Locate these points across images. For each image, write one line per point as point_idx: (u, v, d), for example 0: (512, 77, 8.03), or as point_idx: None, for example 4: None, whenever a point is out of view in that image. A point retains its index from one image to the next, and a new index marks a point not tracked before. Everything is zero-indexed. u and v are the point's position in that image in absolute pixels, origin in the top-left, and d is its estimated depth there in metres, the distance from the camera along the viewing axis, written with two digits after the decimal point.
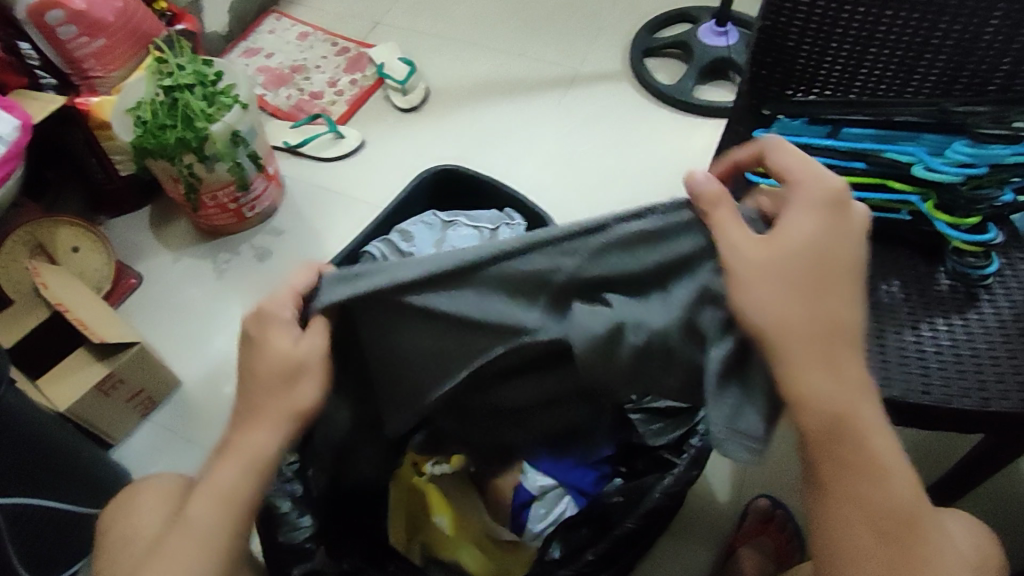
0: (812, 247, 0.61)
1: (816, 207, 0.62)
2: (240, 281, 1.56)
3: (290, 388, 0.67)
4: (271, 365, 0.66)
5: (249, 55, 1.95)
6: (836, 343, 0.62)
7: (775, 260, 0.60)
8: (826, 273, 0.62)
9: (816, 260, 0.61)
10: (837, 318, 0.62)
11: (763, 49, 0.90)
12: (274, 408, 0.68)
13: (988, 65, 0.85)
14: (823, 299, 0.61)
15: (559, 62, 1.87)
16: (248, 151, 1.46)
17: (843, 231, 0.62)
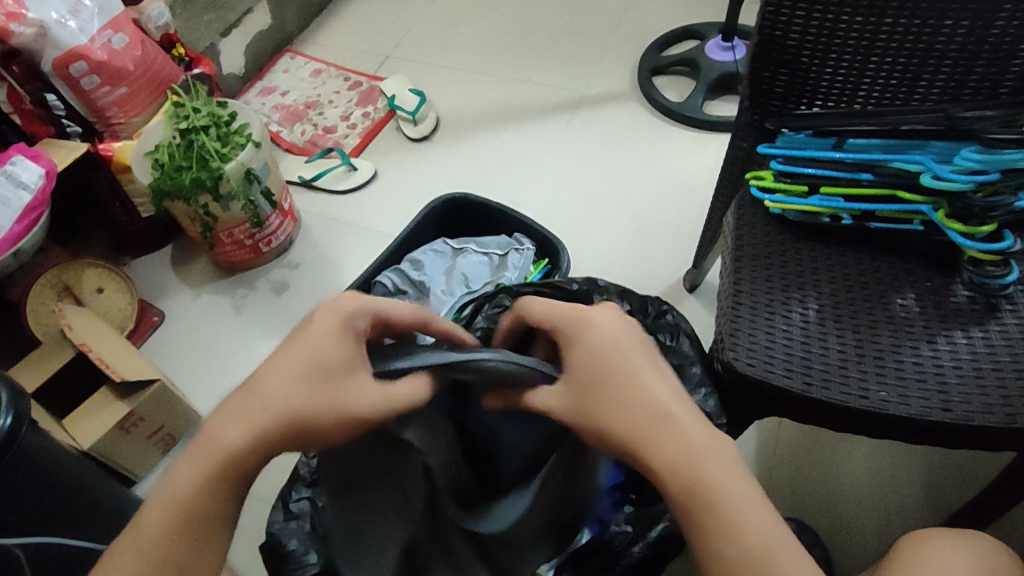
0: (599, 365, 0.59)
1: (581, 331, 0.61)
2: (258, 316, 1.58)
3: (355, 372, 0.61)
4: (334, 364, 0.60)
5: (264, 94, 2.01)
6: (648, 428, 0.56)
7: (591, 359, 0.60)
8: (612, 377, 0.58)
9: (595, 370, 0.59)
10: (624, 417, 0.57)
11: (762, 63, 0.90)
12: (321, 373, 0.59)
13: (997, 69, 0.83)
14: (597, 409, 0.58)
15: (566, 87, 1.89)
16: (262, 188, 1.48)
17: (636, 337, 0.61)
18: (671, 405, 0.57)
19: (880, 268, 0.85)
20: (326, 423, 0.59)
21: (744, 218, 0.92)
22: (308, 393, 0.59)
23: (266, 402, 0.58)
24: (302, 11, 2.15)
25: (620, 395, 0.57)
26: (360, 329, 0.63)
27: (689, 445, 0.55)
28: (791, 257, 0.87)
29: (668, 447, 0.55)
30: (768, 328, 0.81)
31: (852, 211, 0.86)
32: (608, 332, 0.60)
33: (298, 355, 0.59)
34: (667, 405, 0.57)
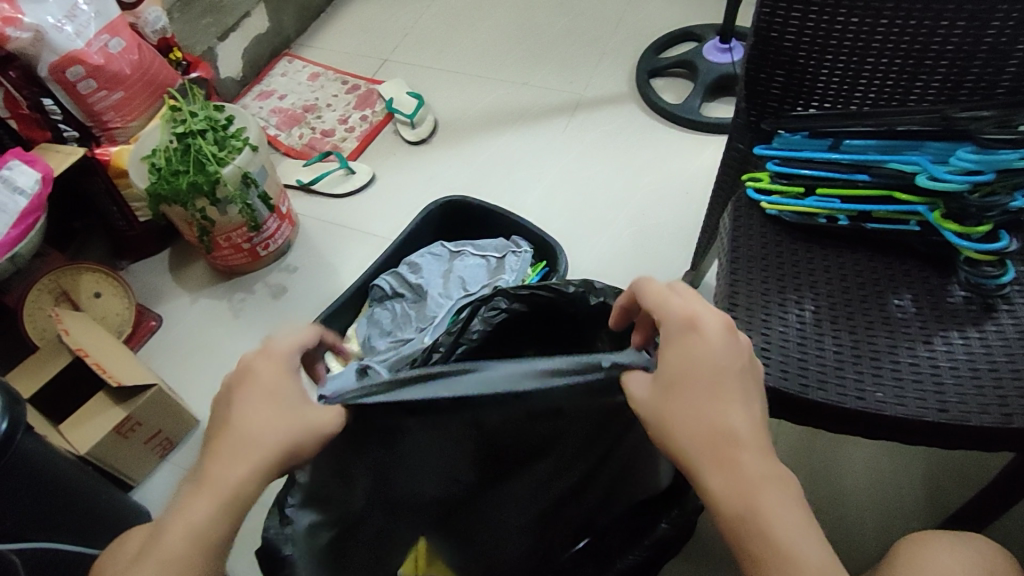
0: (691, 369, 0.58)
1: (683, 335, 0.59)
2: (256, 321, 1.57)
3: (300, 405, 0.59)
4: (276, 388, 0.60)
5: (262, 98, 2.01)
6: (717, 447, 0.55)
7: (684, 364, 0.58)
8: (696, 387, 0.57)
9: (676, 378, 0.58)
10: (698, 431, 0.56)
11: (758, 65, 0.91)
12: (270, 397, 0.60)
13: (992, 71, 0.83)
14: (676, 412, 0.57)
15: (564, 90, 1.89)
16: (259, 192, 1.48)
17: (736, 350, 0.59)
18: (749, 432, 0.56)
19: (877, 269, 0.85)
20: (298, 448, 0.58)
21: (741, 220, 0.92)
22: (280, 425, 0.58)
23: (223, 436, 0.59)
24: (300, 15, 2.15)
25: (696, 414, 0.56)
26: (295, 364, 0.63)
27: (750, 473, 0.54)
28: (788, 259, 0.87)
29: (731, 471, 0.55)
30: (765, 330, 0.81)
31: (848, 212, 0.86)
32: (712, 339, 0.58)
33: (256, 396, 0.60)
34: (739, 430, 0.56)
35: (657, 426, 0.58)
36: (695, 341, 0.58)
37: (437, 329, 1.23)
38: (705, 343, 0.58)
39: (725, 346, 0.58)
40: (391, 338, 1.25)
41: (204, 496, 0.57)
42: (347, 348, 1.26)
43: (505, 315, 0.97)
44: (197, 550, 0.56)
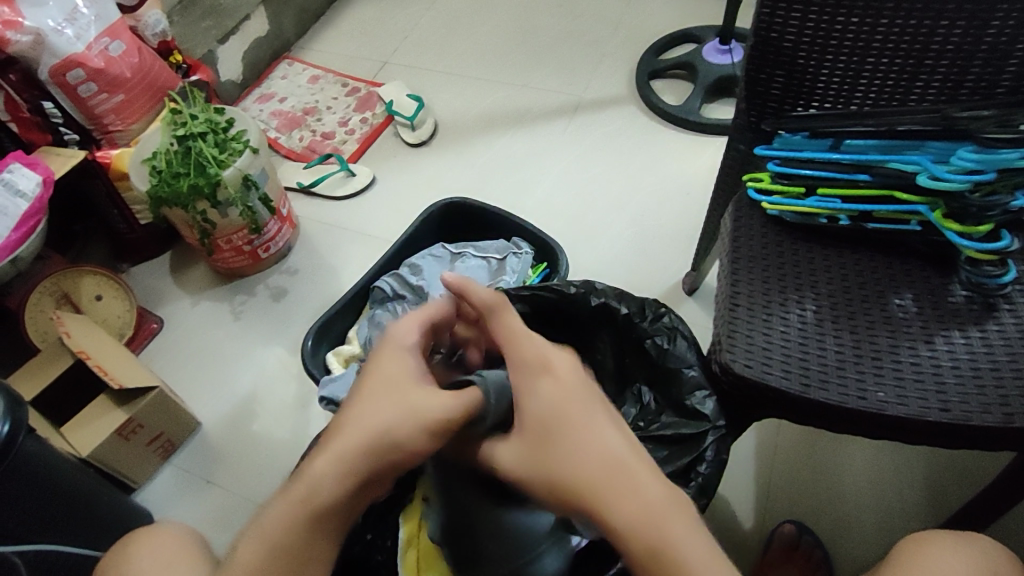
0: (548, 412, 0.58)
1: (537, 375, 0.60)
2: (257, 323, 1.58)
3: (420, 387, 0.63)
4: (395, 374, 0.64)
5: (263, 100, 2.01)
6: (592, 483, 0.54)
7: (547, 402, 0.58)
8: (556, 427, 0.56)
9: (545, 419, 0.57)
10: (575, 469, 0.55)
11: (759, 65, 0.91)
12: (395, 384, 0.63)
13: (992, 70, 0.84)
14: (547, 454, 0.56)
15: (564, 92, 1.89)
16: (260, 195, 1.48)
17: (581, 383, 0.59)
18: (623, 455, 0.54)
19: (878, 269, 0.85)
20: (415, 432, 0.60)
21: (741, 221, 0.92)
22: (393, 411, 0.60)
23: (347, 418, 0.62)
24: (300, 18, 2.16)
25: (572, 447, 0.55)
26: (406, 345, 0.67)
27: (636, 499, 0.53)
28: (789, 259, 0.87)
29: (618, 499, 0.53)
30: (767, 330, 0.81)
31: (849, 212, 0.86)
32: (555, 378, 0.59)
33: (386, 377, 0.63)
34: (618, 456, 0.55)
35: (533, 474, 0.57)
36: (554, 381, 0.59)
37: None
38: (559, 381, 0.59)
39: (577, 382, 0.59)
40: None
41: (329, 463, 0.59)
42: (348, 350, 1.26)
43: None
44: (304, 537, 0.59)
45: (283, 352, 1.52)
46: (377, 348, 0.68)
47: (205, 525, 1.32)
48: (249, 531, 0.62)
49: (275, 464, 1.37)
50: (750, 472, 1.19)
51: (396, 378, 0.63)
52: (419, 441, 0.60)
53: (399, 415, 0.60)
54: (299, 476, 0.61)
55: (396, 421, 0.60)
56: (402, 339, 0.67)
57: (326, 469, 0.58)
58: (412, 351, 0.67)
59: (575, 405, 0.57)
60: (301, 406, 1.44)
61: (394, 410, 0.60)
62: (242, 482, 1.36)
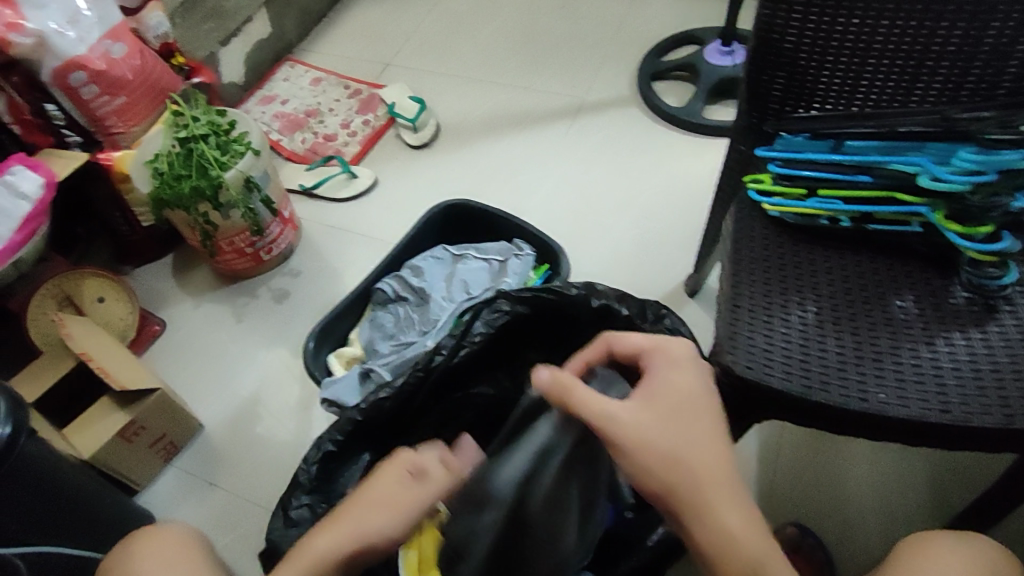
0: (690, 396, 0.67)
1: (680, 370, 0.69)
2: (260, 324, 1.58)
3: (403, 490, 0.71)
4: (382, 485, 0.71)
5: (265, 102, 2.02)
6: (709, 475, 0.62)
7: (691, 397, 0.67)
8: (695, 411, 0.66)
9: (688, 409, 0.66)
10: (704, 453, 0.64)
11: (759, 67, 0.92)
12: (381, 494, 0.70)
13: (993, 72, 0.84)
14: (677, 430, 0.64)
15: (566, 94, 1.89)
16: (262, 197, 1.48)
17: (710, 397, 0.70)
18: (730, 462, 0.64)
19: (879, 270, 0.85)
20: (393, 535, 0.69)
21: (741, 222, 0.92)
22: (378, 518, 0.69)
23: (335, 521, 0.70)
24: (302, 20, 2.17)
25: (712, 441, 0.64)
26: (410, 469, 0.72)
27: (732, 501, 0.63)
28: (790, 260, 0.87)
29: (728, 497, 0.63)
30: (767, 331, 0.80)
31: (850, 214, 0.86)
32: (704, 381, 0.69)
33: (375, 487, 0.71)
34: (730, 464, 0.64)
35: (672, 450, 0.63)
36: (694, 379, 0.68)
37: (440, 332, 1.23)
38: (701, 383, 0.68)
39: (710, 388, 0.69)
40: (393, 341, 1.25)
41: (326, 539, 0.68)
42: (350, 351, 1.27)
43: (508, 317, 0.97)
44: None
45: (285, 354, 1.52)
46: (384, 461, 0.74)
47: (207, 527, 1.33)
48: None
49: (276, 465, 1.38)
50: (751, 473, 1.19)
51: (388, 485, 0.71)
52: (391, 541, 0.69)
53: (384, 522, 0.69)
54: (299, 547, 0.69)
55: (377, 529, 0.68)
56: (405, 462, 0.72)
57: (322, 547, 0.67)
58: (410, 473, 0.72)
59: (708, 408, 0.66)
60: (302, 408, 1.44)
61: (380, 519, 0.69)
62: (244, 483, 1.36)
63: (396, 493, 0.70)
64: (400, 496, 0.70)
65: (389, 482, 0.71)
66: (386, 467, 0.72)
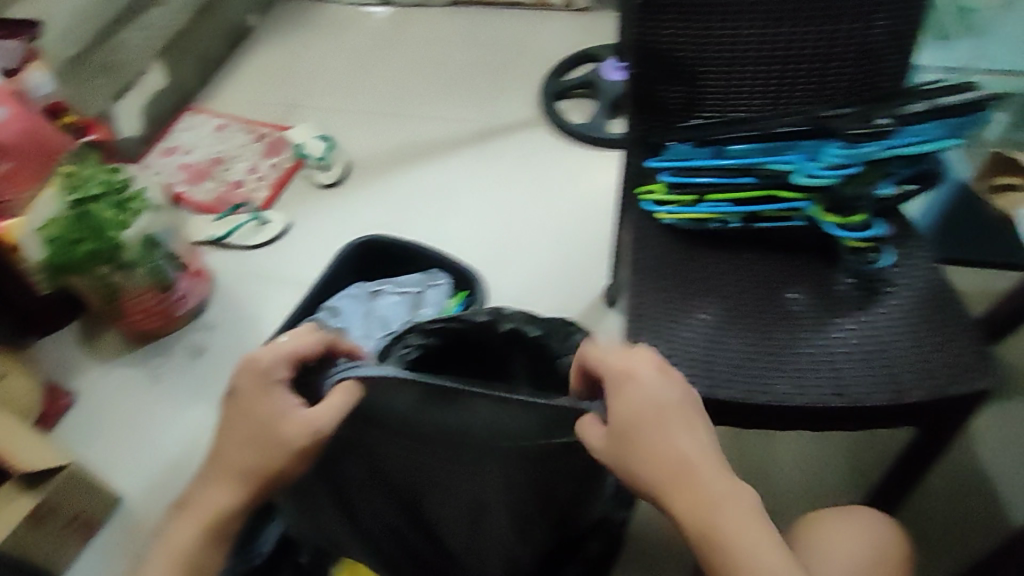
0: (638, 416, 0.67)
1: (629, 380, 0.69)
2: (178, 384, 1.50)
3: (278, 402, 0.76)
4: (262, 399, 0.76)
5: (168, 154, 1.96)
6: (683, 482, 0.66)
7: (643, 410, 0.67)
8: (647, 439, 0.67)
9: (637, 428, 0.67)
10: (660, 472, 0.66)
11: (640, 82, 0.95)
12: (263, 412, 0.76)
13: (849, 70, 0.93)
14: (640, 455, 0.66)
15: (473, 120, 1.91)
16: (166, 252, 1.44)
17: (669, 393, 0.69)
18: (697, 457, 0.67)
19: (771, 266, 0.88)
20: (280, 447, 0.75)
21: (640, 232, 0.94)
22: (263, 432, 0.75)
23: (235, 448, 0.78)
24: (199, 68, 2.15)
25: (671, 448, 0.66)
26: (276, 378, 0.76)
27: (720, 508, 0.65)
28: (687, 265, 0.89)
29: (711, 502, 0.65)
30: (669, 337, 0.82)
31: (738, 215, 0.89)
32: (653, 389, 0.68)
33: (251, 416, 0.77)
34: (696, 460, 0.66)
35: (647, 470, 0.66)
36: (642, 385, 0.69)
37: None
38: (651, 386, 0.68)
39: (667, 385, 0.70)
40: None
41: (224, 492, 0.78)
42: None
43: (420, 351, 0.92)
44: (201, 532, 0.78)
45: (207, 412, 1.46)
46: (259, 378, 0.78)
47: None
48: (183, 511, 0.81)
49: None
50: None
51: (270, 398, 0.76)
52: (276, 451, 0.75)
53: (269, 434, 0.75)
54: (201, 496, 0.79)
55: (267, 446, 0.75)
56: (270, 371, 0.76)
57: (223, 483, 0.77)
58: (282, 384, 0.76)
59: (660, 412, 0.68)
60: None
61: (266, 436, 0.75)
62: None
63: (275, 418, 0.75)
64: (287, 412, 0.75)
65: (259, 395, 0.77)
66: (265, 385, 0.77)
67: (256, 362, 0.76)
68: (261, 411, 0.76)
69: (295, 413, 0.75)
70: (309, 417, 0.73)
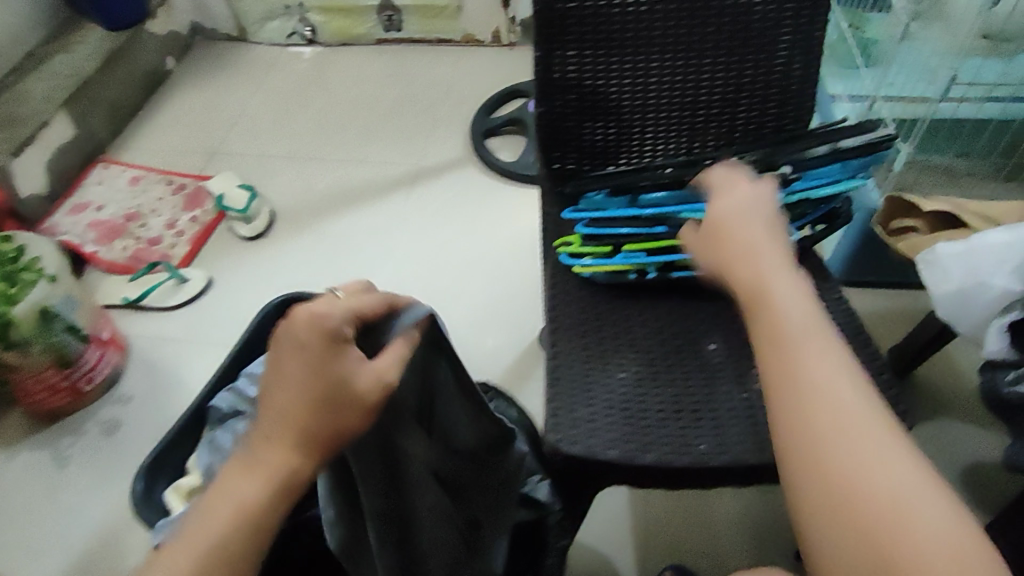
0: (727, 216, 0.72)
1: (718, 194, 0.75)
2: (89, 465, 1.39)
3: (341, 356, 0.59)
4: (300, 355, 0.58)
5: (77, 211, 1.85)
6: (769, 295, 0.63)
7: (737, 214, 0.72)
8: (730, 237, 0.70)
9: (721, 233, 0.70)
10: (746, 272, 0.66)
11: (550, 136, 0.95)
12: (320, 368, 0.58)
13: (756, 113, 0.94)
14: (731, 250, 0.68)
15: (401, 162, 1.87)
16: (66, 325, 1.34)
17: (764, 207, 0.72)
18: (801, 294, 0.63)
19: (688, 316, 0.87)
20: (355, 410, 0.58)
21: (557, 286, 0.91)
22: (318, 387, 0.58)
23: (273, 408, 0.59)
24: (112, 118, 2.05)
25: (755, 245, 0.68)
26: (346, 337, 0.60)
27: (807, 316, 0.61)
28: (606, 320, 0.87)
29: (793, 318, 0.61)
30: (589, 399, 0.80)
31: (656, 263, 0.88)
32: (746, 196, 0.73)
33: (298, 367, 0.58)
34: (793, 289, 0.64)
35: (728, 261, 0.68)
36: (735, 194, 0.74)
37: None
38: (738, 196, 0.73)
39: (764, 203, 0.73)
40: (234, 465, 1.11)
41: (254, 483, 0.57)
42: (189, 483, 1.14)
43: None
44: (244, 526, 0.57)
45: (121, 494, 1.35)
46: (281, 336, 0.59)
47: None
48: (198, 513, 0.58)
49: None
50: (626, 524, 1.18)
51: (323, 341, 0.58)
52: (351, 415, 0.58)
53: (324, 391, 0.58)
54: (244, 460, 0.59)
55: (340, 407, 0.58)
56: (340, 329, 0.59)
57: (275, 443, 0.58)
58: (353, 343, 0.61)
59: (747, 217, 0.71)
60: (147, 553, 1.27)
61: (332, 394, 0.58)
62: None
63: (349, 379, 0.59)
64: (354, 372, 0.59)
65: (298, 344, 0.58)
66: (290, 338, 0.59)
67: (318, 316, 0.59)
68: (314, 363, 0.58)
69: (361, 368, 0.60)
70: (383, 365, 0.61)
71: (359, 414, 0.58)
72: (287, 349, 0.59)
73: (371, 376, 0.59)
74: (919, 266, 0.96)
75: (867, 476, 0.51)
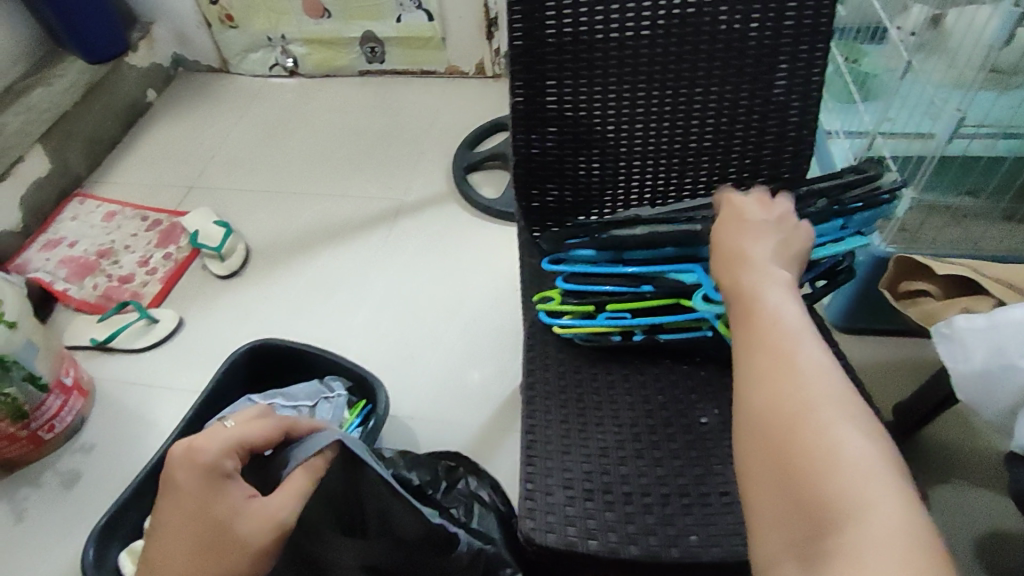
0: (721, 237, 0.67)
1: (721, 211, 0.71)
2: (42, 523, 1.30)
3: (225, 490, 0.62)
4: (182, 497, 0.61)
5: (48, 248, 1.77)
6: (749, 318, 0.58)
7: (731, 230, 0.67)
8: (724, 256, 0.65)
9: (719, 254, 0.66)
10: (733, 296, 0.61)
11: (528, 180, 0.89)
12: (200, 510, 0.61)
13: (750, 161, 0.88)
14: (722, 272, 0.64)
15: (383, 197, 1.81)
16: (24, 374, 1.25)
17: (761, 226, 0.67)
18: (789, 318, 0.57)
19: (677, 383, 0.80)
20: (234, 550, 0.59)
21: (536, 348, 0.84)
22: (197, 527, 0.60)
23: (151, 556, 0.60)
24: (89, 151, 1.98)
25: (743, 264, 0.63)
26: (227, 471, 0.64)
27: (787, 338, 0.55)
28: (588, 387, 0.80)
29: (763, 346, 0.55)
30: (568, 479, 0.72)
31: (640, 327, 0.81)
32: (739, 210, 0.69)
33: (178, 509, 0.61)
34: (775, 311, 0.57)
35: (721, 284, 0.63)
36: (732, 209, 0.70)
37: None
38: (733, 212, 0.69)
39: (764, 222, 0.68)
40: None
41: None
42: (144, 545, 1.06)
43: None
44: None
45: (76, 556, 1.25)
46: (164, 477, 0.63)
47: None
48: None
49: None
50: None
51: (203, 482, 0.62)
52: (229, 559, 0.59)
53: (202, 531, 0.60)
54: None
55: (221, 552, 0.59)
56: (219, 463, 0.63)
57: None
58: (236, 476, 0.64)
59: (739, 238, 0.66)
60: None
61: (211, 534, 0.60)
62: None
63: (230, 516, 0.61)
64: (240, 511, 0.61)
65: (178, 488, 0.62)
66: (175, 479, 0.62)
67: (196, 454, 0.63)
68: (192, 504, 0.61)
69: (252, 503, 0.62)
70: (274, 504, 0.63)
71: (241, 557, 0.59)
72: (171, 491, 0.62)
73: (261, 514, 0.62)
74: (937, 339, 0.87)
75: (834, 485, 0.46)
